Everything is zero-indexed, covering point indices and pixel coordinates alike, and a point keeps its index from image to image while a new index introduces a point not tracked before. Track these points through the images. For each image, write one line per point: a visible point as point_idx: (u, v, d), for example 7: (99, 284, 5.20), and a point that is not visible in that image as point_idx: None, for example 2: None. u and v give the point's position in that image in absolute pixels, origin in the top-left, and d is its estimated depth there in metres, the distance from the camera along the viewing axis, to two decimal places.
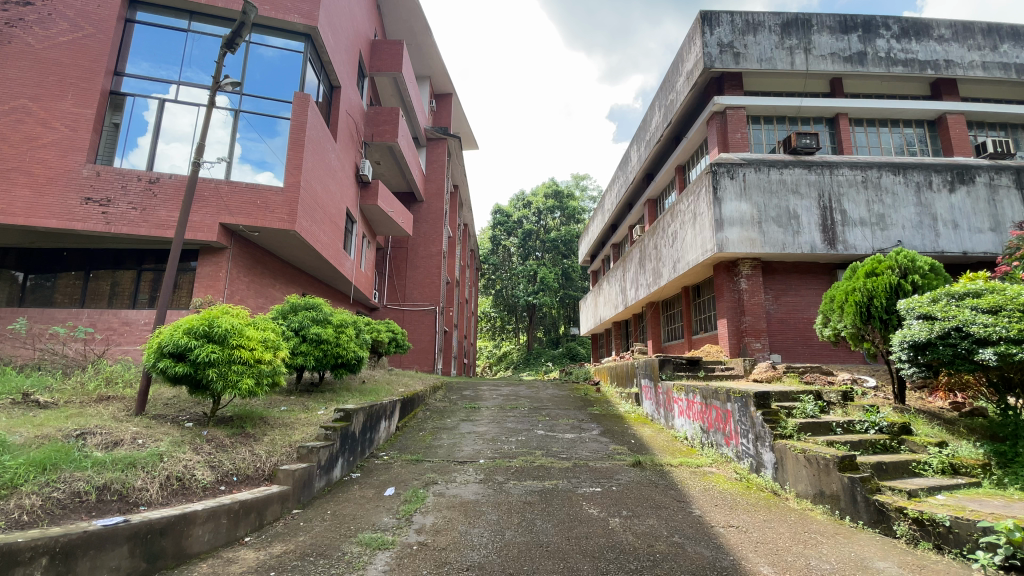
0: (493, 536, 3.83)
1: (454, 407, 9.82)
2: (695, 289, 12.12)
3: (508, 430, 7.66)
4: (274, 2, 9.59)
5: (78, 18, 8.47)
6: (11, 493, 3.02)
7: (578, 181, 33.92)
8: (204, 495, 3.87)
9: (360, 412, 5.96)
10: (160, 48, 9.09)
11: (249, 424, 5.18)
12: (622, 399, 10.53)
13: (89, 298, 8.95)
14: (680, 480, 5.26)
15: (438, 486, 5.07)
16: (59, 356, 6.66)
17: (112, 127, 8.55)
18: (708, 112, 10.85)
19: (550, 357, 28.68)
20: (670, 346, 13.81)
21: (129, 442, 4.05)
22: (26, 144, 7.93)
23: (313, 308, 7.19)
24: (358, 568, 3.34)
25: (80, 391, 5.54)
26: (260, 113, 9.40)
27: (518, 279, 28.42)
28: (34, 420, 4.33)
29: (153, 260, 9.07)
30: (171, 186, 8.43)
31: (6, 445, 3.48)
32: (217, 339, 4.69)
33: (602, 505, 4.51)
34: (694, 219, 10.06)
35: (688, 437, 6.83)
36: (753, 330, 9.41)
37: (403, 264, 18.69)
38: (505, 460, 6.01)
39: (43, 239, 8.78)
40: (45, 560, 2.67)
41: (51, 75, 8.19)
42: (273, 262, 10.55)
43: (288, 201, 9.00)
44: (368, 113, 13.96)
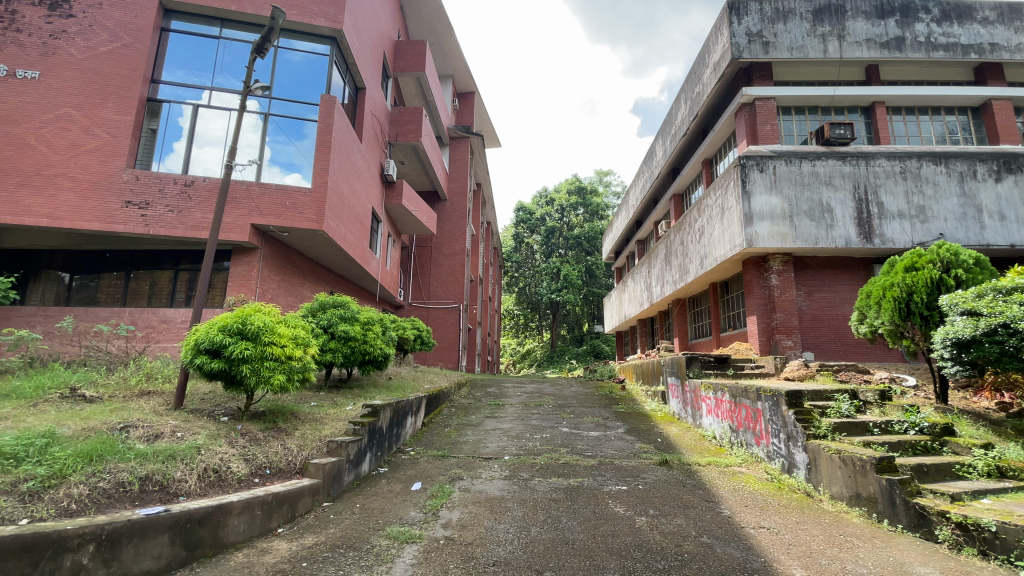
0: (519, 532, 3.85)
1: (478, 405, 9.85)
2: (723, 286, 11.85)
3: (532, 428, 7.67)
4: (300, 7, 9.78)
5: (117, 28, 8.82)
6: (60, 483, 3.19)
7: (601, 178, 33.53)
8: (239, 487, 3.99)
9: (387, 407, 6.05)
10: (193, 56, 9.40)
11: (281, 419, 5.33)
12: (648, 397, 10.38)
13: (130, 298, 9.35)
14: (708, 479, 5.17)
15: (463, 482, 5.12)
16: (103, 353, 6.98)
17: (149, 133, 8.90)
18: (736, 104, 10.58)
19: (574, 355, 28.47)
20: (698, 344, 13.55)
21: (169, 435, 4.22)
22: (70, 150, 8.30)
23: (341, 306, 7.31)
24: (386, 561, 3.40)
25: (122, 385, 5.80)
26: (288, 116, 9.64)
27: (541, 276, 28.31)
28: (81, 414, 4.56)
29: (189, 260, 9.43)
30: (205, 189, 8.71)
31: (56, 437, 3.68)
32: (251, 336, 4.84)
33: (628, 504, 4.47)
34: (723, 213, 9.83)
35: (716, 436, 6.70)
36: (785, 327, 9.16)
37: (428, 262, 18.87)
38: (530, 457, 6.03)
39: (86, 241, 9.21)
40: (92, 546, 2.83)
41: (93, 84, 8.56)
42: (302, 261, 10.80)
43: (316, 202, 9.18)
44: (392, 114, 14.12)
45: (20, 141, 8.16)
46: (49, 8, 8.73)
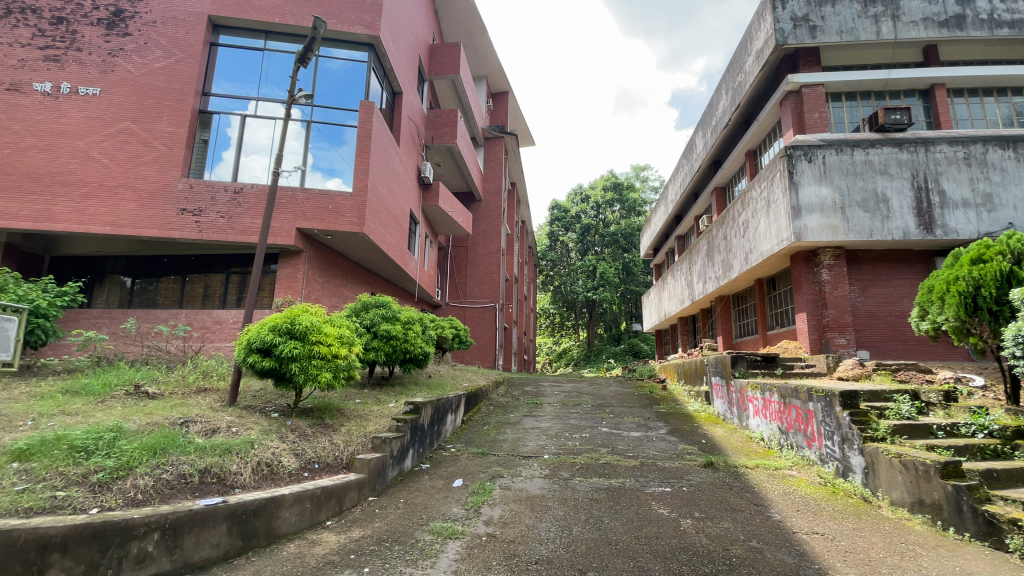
0: (561, 531, 3.83)
1: (516, 403, 9.87)
2: (769, 282, 11.41)
3: (571, 427, 7.60)
4: (339, 16, 10.08)
5: (170, 44, 9.34)
6: (127, 475, 3.41)
7: (638, 173, 32.89)
8: (290, 480, 4.15)
9: (428, 405, 6.15)
10: (240, 68, 9.84)
11: (328, 415, 5.50)
12: (691, 397, 10.12)
13: (186, 300, 9.89)
14: (757, 482, 4.99)
15: (504, 480, 5.14)
16: (163, 352, 7.41)
17: (201, 144, 9.39)
18: (781, 92, 10.15)
19: (612, 354, 28.08)
20: (743, 342, 13.10)
21: (225, 430, 4.44)
22: (130, 162, 8.84)
23: (383, 305, 7.48)
24: (431, 556, 3.46)
25: (182, 382, 6.15)
26: (329, 123, 9.95)
27: (576, 274, 28.06)
28: (145, 409, 4.86)
29: (240, 264, 9.89)
30: (253, 195, 9.11)
31: (123, 432, 3.94)
32: (299, 335, 5.02)
33: (673, 506, 4.37)
34: (768, 206, 9.46)
35: (764, 438, 6.46)
36: (837, 324, 8.73)
37: (464, 262, 19.08)
38: (570, 456, 5.99)
39: (147, 247, 9.80)
40: (157, 534, 3.02)
41: (149, 99, 9.09)
42: (344, 263, 11.13)
43: (357, 205, 9.43)
44: (428, 117, 14.35)
45: (85, 155, 8.76)
46: (108, 28, 9.33)
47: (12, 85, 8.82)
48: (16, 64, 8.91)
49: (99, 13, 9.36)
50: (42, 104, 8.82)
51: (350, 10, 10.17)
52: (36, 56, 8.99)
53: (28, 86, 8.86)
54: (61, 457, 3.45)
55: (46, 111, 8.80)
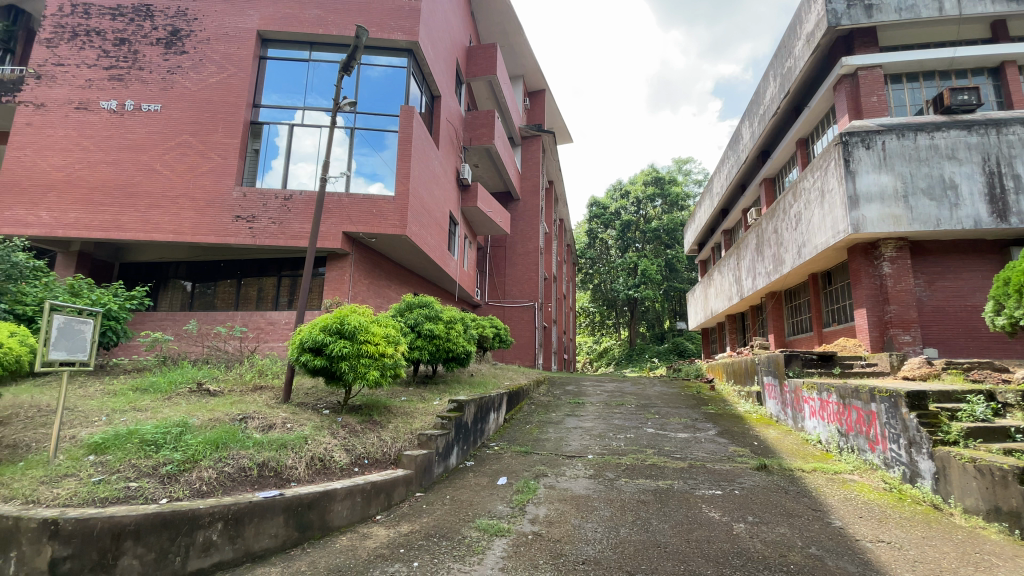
0: (608, 532, 3.79)
1: (558, 403, 9.82)
2: (825, 276, 10.84)
3: (616, 427, 7.49)
4: (379, 24, 10.35)
5: (223, 60, 9.86)
6: (193, 467, 3.63)
7: (680, 166, 32.03)
8: (342, 475, 4.30)
9: (471, 403, 6.23)
10: (287, 80, 10.27)
11: (376, 412, 5.66)
12: (741, 398, 9.76)
13: (241, 302, 10.42)
14: (815, 487, 4.76)
15: (548, 479, 5.13)
16: (222, 352, 7.84)
17: (253, 153, 9.86)
18: (835, 77, 9.63)
19: (655, 353, 27.46)
20: (796, 340, 12.51)
21: (281, 426, 4.65)
22: (189, 173, 9.39)
23: (426, 305, 7.63)
24: (478, 552, 3.50)
25: (240, 380, 6.49)
26: (371, 129, 10.23)
27: (617, 272, 27.62)
28: (208, 405, 5.16)
29: (290, 267, 10.32)
30: (302, 202, 9.49)
31: (189, 427, 4.20)
32: (348, 334, 5.18)
33: (724, 509, 4.23)
34: (822, 197, 9.00)
35: (822, 441, 6.15)
36: (901, 321, 8.20)
37: (503, 261, 19.17)
38: (615, 457, 5.91)
39: (206, 253, 10.39)
40: (220, 524, 3.19)
41: (204, 112, 9.63)
42: (388, 265, 11.42)
43: (399, 208, 9.65)
44: (466, 118, 14.51)
45: (149, 167, 9.38)
46: (166, 47, 9.94)
47: (82, 104, 9.55)
48: (85, 85, 9.64)
49: (158, 33, 9.99)
50: (109, 121, 9.51)
51: (390, 17, 10.42)
52: (103, 76, 9.70)
53: (97, 105, 9.57)
54: (134, 450, 3.71)
55: (113, 128, 9.49)
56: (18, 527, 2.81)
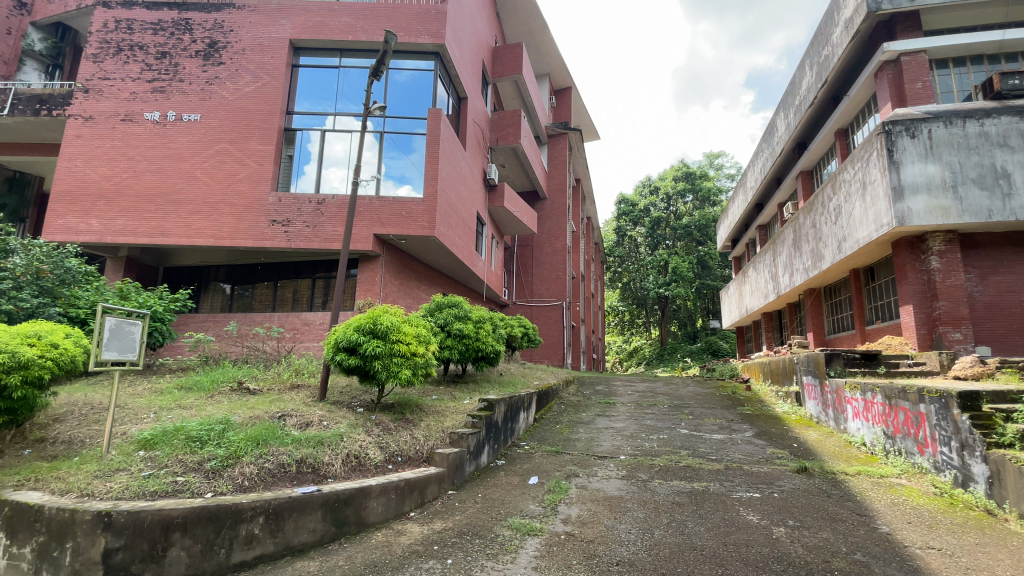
0: (642, 534, 3.74)
1: (589, 403, 9.75)
2: (867, 271, 10.40)
3: (648, 428, 7.39)
4: (406, 28, 10.50)
5: (258, 69, 10.19)
6: (235, 463, 3.76)
7: (712, 161, 31.31)
8: (377, 472, 4.38)
9: (502, 402, 6.25)
10: (319, 87, 10.53)
11: (408, 411, 5.75)
12: (779, 398, 9.47)
13: (278, 304, 10.74)
14: (860, 491, 4.58)
15: (580, 479, 5.10)
16: (260, 352, 8.11)
17: (287, 159, 10.16)
18: (876, 64, 9.23)
19: (687, 353, 26.92)
20: (837, 339, 12.04)
21: (318, 423, 4.78)
22: (227, 179, 9.74)
23: (455, 305, 7.71)
24: (511, 551, 3.51)
25: (277, 379, 6.70)
26: (400, 132, 10.39)
27: (646, 270, 27.21)
28: (249, 403, 5.35)
29: (324, 269, 10.59)
30: (334, 205, 9.71)
31: (231, 424, 4.36)
32: (381, 334, 5.28)
33: (763, 512, 4.12)
34: (864, 189, 8.63)
35: (867, 443, 5.91)
36: (950, 317, 7.80)
37: (531, 261, 19.17)
38: (647, 458, 5.82)
39: (244, 257, 10.77)
40: (262, 518, 3.31)
41: (241, 121, 9.97)
42: (417, 266, 11.57)
43: (427, 210, 9.77)
44: (493, 119, 14.58)
45: (190, 175, 9.78)
46: (204, 58, 10.33)
47: (127, 116, 10.03)
48: (130, 97, 10.12)
49: (197, 45, 10.40)
50: (152, 132, 9.96)
51: (417, 21, 10.55)
52: (146, 89, 10.16)
53: (141, 116, 10.03)
54: (180, 446, 3.88)
55: (156, 138, 9.93)
56: (74, 519, 2.92)
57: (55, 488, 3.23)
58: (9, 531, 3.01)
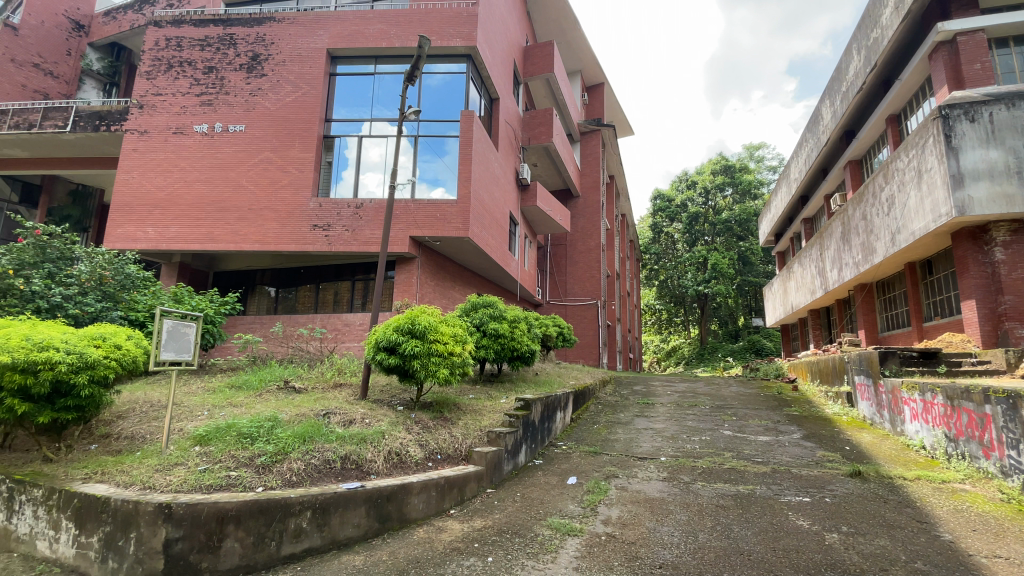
0: (685, 537, 3.66)
1: (626, 403, 9.64)
2: (924, 264, 9.80)
3: (689, 429, 7.23)
4: (439, 32, 10.64)
5: (298, 79, 10.56)
6: (284, 458, 3.91)
7: (752, 153, 30.23)
8: (417, 469, 4.47)
9: (538, 402, 6.25)
10: (355, 94, 10.82)
11: (446, 409, 5.83)
12: (829, 399, 9.06)
13: (320, 306, 11.10)
14: (919, 496, 4.33)
15: (620, 480, 5.03)
16: (305, 352, 8.41)
17: (326, 165, 10.49)
18: (930, 45, 8.71)
19: (729, 352, 26.15)
20: (892, 336, 11.40)
21: (360, 421, 4.91)
22: (271, 186, 10.14)
23: (490, 305, 7.76)
24: (551, 551, 3.50)
25: (321, 378, 6.93)
26: (433, 136, 10.55)
27: (685, 268, 26.59)
28: (295, 402, 5.56)
29: (363, 271, 10.86)
30: (372, 209, 9.96)
31: (279, 421, 4.54)
32: (419, 334, 5.37)
33: (814, 518, 3.95)
34: (919, 178, 8.15)
35: (926, 446, 5.59)
36: (1018, 313, 7.26)
37: (564, 259, 19.07)
38: (689, 460, 5.69)
39: (287, 261, 11.19)
40: (309, 513, 3.44)
41: (282, 130, 10.36)
42: (452, 267, 11.71)
43: (461, 211, 9.87)
44: (525, 119, 14.61)
45: (236, 183, 10.23)
46: (248, 71, 10.77)
47: (178, 129, 10.58)
48: (180, 111, 10.67)
49: (241, 59, 10.86)
50: (201, 143, 10.47)
51: (448, 25, 10.68)
52: (195, 103, 10.70)
53: (191, 129, 10.57)
54: (232, 442, 4.06)
55: (205, 149, 10.43)
56: (137, 511, 3.07)
57: (119, 481, 3.44)
58: (78, 521, 3.20)
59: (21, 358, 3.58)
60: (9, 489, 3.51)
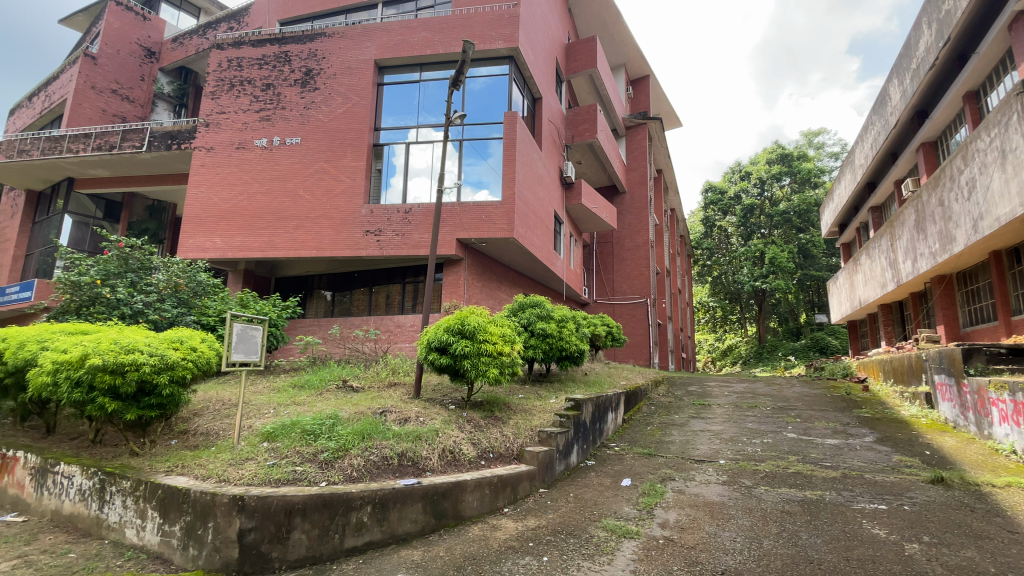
0: (749, 543, 3.51)
1: (681, 404, 9.37)
2: (1012, 252, 8.92)
3: (750, 431, 6.93)
4: (481, 36, 10.78)
5: (348, 91, 11.01)
6: (345, 455, 4.08)
7: (811, 139, 28.58)
8: (471, 467, 4.54)
9: (589, 402, 6.19)
10: (402, 102, 11.12)
11: (497, 409, 5.89)
12: (904, 400, 8.42)
13: (373, 308, 11.50)
14: (1012, 505, 3.95)
15: (676, 483, 4.90)
16: (360, 353, 8.74)
17: (376, 173, 10.86)
18: (1010, 14, 7.94)
19: (790, 351, 24.85)
20: (977, 332, 10.45)
21: (415, 419, 5.05)
22: (325, 195, 10.60)
23: (538, 304, 7.77)
24: (607, 553, 3.46)
25: (378, 377, 7.18)
26: (477, 139, 10.69)
27: (740, 263, 25.53)
28: (354, 400, 5.79)
29: (412, 274, 11.16)
30: (420, 213, 10.21)
31: (339, 419, 4.74)
32: (469, 334, 5.46)
33: (892, 527, 3.68)
34: (1004, 158, 7.44)
35: (1019, 451, 5.09)
36: None
37: (611, 257, 18.78)
38: (751, 463, 5.46)
39: (342, 266, 11.66)
40: (369, 507, 3.57)
41: (335, 140, 10.82)
42: (498, 268, 11.82)
43: (507, 212, 9.94)
44: (568, 117, 14.52)
45: (294, 193, 10.77)
46: (302, 86, 11.31)
47: (241, 144, 11.27)
48: (242, 127, 11.36)
49: (295, 74, 11.42)
50: (261, 156, 11.10)
51: (490, 28, 10.78)
52: (255, 118, 11.35)
53: (252, 144, 11.23)
54: (297, 438, 4.28)
55: (265, 162, 11.05)
56: (213, 502, 3.28)
57: (197, 474, 3.71)
58: (163, 511, 3.47)
59: (112, 360, 3.93)
60: (101, 480, 3.84)
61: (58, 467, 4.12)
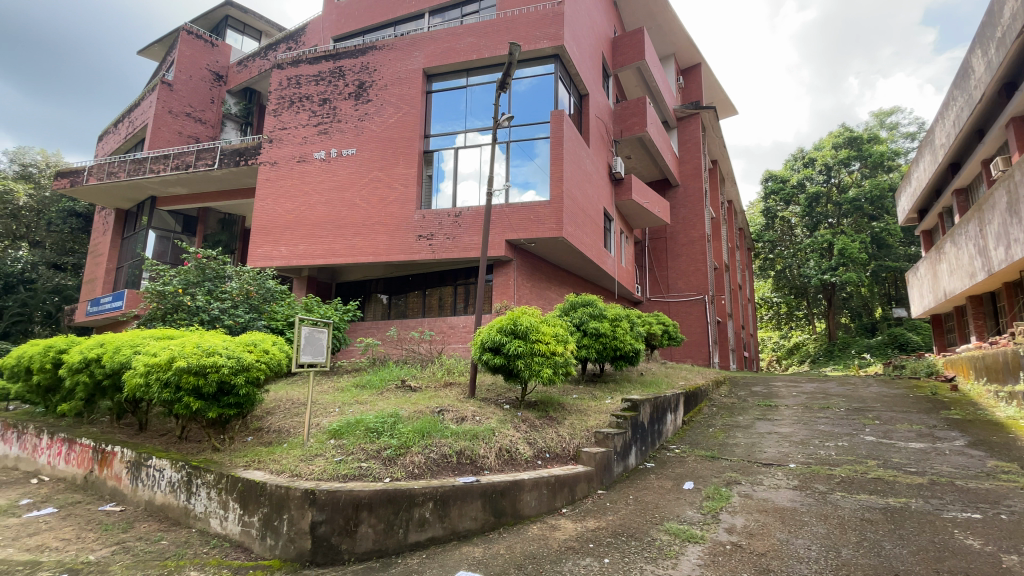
0: (824, 551, 3.32)
1: (745, 405, 8.95)
2: None
3: (821, 434, 6.53)
4: (526, 36, 10.81)
5: (399, 100, 11.38)
6: (406, 452, 4.23)
7: (883, 119, 26.50)
8: (528, 467, 4.57)
9: (646, 403, 6.05)
10: (450, 109, 11.35)
11: (552, 408, 5.89)
12: (1001, 400, 7.64)
13: (427, 310, 11.80)
14: None
15: (743, 487, 4.71)
16: (417, 353, 9.02)
17: (426, 178, 11.16)
18: None
19: (865, 348, 23.15)
20: None
21: (471, 418, 5.14)
22: (380, 202, 11.01)
23: (590, 304, 7.70)
24: (671, 557, 3.38)
25: (434, 377, 7.37)
26: (524, 140, 10.73)
27: (806, 255, 24.07)
28: (412, 399, 5.98)
29: (464, 276, 11.37)
30: (470, 216, 10.38)
31: (399, 418, 4.90)
32: (521, 334, 5.50)
33: (988, 537, 3.37)
34: None
35: None
36: None
37: (664, 253, 18.28)
38: (824, 467, 5.14)
39: (398, 270, 12.05)
40: (431, 503, 3.68)
41: (387, 149, 11.21)
42: (548, 267, 11.80)
43: (555, 211, 9.91)
44: (616, 112, 14.27)
45: (351, 202, 11.25)
46: (356, 98, 11.80)
47: (301, 158, 11.92)
48: (302, 141, 12.01)
49: (349, 88, 11.93)
50: (320, 168, 11.69)
51: (535, 28, 10.79)
52: (314, 132, 11.97)
53: (311, 157, 11.84)
54: (361, 436, 4.47)
55: (323, 173, 11.63)
56: (287, 495, 3.50)
57: (272, 468, 3.96)
58: (243, 502, 3.73)
59: (195, 363, 4.28)
60: (188, 474, 4.19)
61: (151, 461, 4.54)
